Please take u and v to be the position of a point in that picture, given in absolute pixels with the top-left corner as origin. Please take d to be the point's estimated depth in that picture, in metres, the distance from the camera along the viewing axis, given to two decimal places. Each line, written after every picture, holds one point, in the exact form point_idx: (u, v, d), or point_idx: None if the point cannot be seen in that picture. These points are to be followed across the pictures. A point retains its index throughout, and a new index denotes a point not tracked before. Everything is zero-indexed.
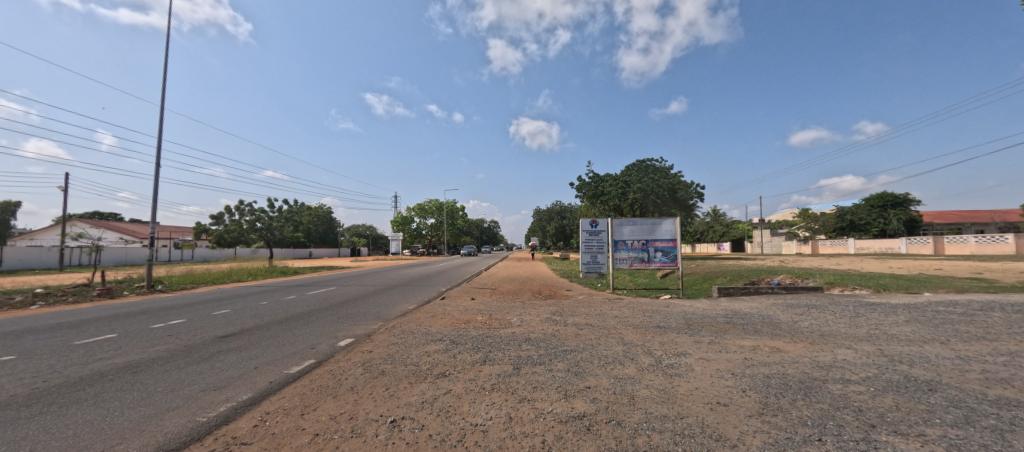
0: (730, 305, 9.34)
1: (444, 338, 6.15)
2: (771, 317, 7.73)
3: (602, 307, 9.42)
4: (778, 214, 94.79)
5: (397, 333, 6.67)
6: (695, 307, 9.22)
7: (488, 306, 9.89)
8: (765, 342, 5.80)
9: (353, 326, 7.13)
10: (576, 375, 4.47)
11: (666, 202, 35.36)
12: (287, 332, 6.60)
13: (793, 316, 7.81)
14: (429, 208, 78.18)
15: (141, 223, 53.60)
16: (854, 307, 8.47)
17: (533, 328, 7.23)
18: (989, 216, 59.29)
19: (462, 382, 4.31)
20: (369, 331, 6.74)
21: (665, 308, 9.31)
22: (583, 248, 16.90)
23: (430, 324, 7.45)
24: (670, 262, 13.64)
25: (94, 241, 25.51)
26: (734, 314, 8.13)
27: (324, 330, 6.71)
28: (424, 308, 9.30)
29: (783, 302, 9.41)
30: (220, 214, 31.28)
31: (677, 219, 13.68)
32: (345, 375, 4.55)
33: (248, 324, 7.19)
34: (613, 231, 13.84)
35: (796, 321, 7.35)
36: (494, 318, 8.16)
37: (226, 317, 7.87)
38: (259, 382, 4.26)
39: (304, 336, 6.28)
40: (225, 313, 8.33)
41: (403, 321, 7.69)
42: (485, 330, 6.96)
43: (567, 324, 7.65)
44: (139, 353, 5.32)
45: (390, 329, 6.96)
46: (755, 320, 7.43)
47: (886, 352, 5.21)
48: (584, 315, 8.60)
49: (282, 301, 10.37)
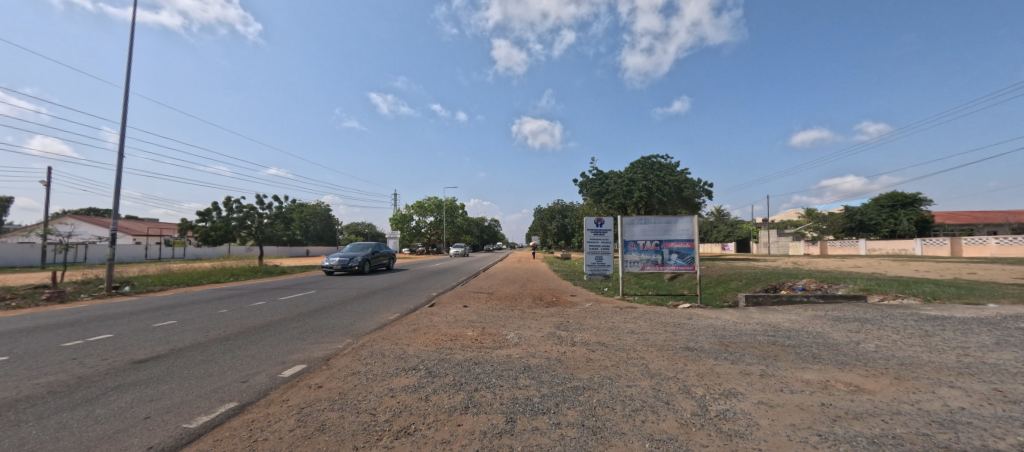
0: (764, 317, 7.98)
1: (419, 366, 4.78)
2: (823, 336, 6.33)
3: (614, 319, 8.12)
4: (782, 215, 93.38)
5: (364, 356, 5.33)
6: (723, 319, 7.86)
7: (481, 316, 8.50)
8: (835, 377, 4.45)
9: (312, 346, 5.80)
10: (596, 437, 3.12)
11: (672, 201, 34.07)
12: (227, 354, 5.30)
13: (847, 334, 6.43)
14: (429, 205, 77.13)
15: (137, 222, 52.53)
16: (914, 322, 7.14)
17: (533, 350, 5.82)
18: (1004, 216, 57.69)
19: (431, 448, 2.96)
20: (327, 354, 5.41)
21: (688, 320, 7.92)
22: (588, 249, 15.55)
23: (408, 343, 6.11)
24: (686, 265, 12.24)
25: (64, 237, 23.96)
26: (775, 330, 6.75)
27: (273, 352, 5.40)
28: (405, 320, 7.93)
29: (826, 315, 8.03)
30: (209, 210, 30.13)
31: (694, 217, 12.27)
32: (265, 434, 3.18)
33: (184, 343, 5.85)
34: (623, 230, 12.50)
35: (858, 342, 5.96)
36: (486, 336, 6.73)
37: (165, 331, 6.57)
38: (129, 449, 2.90)
39: (246, 360, 5.04)
40: (170, 324, 7.10)
41: (376, 338, 6.35)
42: (475, 352, 5.60)
43: (574, 343, 6.24)
44: (8, 389, 3.99)
45: (355, 351, 5.56)
46: (806, 340, 6.03)
47: (1012, 396, 3.85)
48: (594, 330, 7.22)
49: (247, 307, 9.13)
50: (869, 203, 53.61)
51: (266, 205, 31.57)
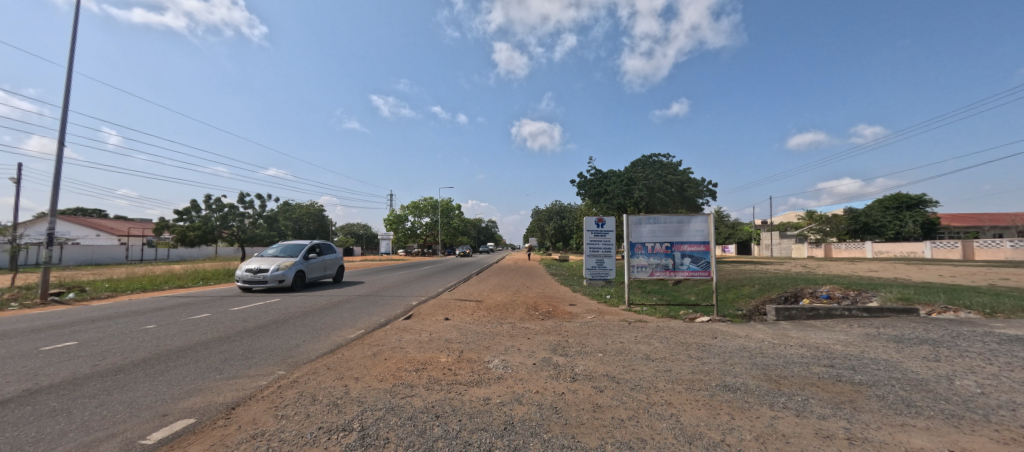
0: (806, 336, 6.60)
1: (351, 425, 3.28)
2: (897, 366, 4.90)
3: (621, 338, 6.71)
4: (783, 217, 92.36)
5: (283, 403, 3.81)
6: (755, 339, 6.43)
7: (462, 334, 7.02)
8: (961, 446, 3.03)
9: (223, 384, 4.33)
10: None
11: (675, 201, 32.46)
12: (95, 400, 3.83)
13: (925, 363, 5.01)
14: (425, 206, 75.77)
15: (121, 222, 50.68)
16: (997, 346, 5.72)
17: (520, 390, 4.31)
18: (1011, 218, 56.40)
19: None
20: (237, 399, 3.93)
21: (712, 340, 6.50)
22: (588, 251, 14.20)
23: (357, 378, 4.61)
24: (701, 271, 10.77)
25: (18, 239, 22.02)
26: (830, 356, 5.32)
27: (161, 397, 3.93)
28: (367, 341, 6.46)
29: (880, 334, 6.62)
30: (186, 209, 28.54)
31: (710, 216, 10.74)
32: None
33: (54, 378, 4.38)
34: (630, 231, 11.10)
35: (954, 378, 4.49)
36: (461, 364, 5.27)
37: (47, 358, 5.09)
38: None
39: (115, 411, 3.60)
40: (66, 347, 5.65)
41: (316, 370, 4.84)
42: (440, 395, 4.09)
43: (577, 378, 4.75)
44: None
45: (278, 392, 4.10)
46: (881, 374, 4.59)
47: None
48: (599, 355, 5.76)
49: (183, 322, 7.62)
50: (874, 204, 52.31)
51: (248, 204, 29.92)
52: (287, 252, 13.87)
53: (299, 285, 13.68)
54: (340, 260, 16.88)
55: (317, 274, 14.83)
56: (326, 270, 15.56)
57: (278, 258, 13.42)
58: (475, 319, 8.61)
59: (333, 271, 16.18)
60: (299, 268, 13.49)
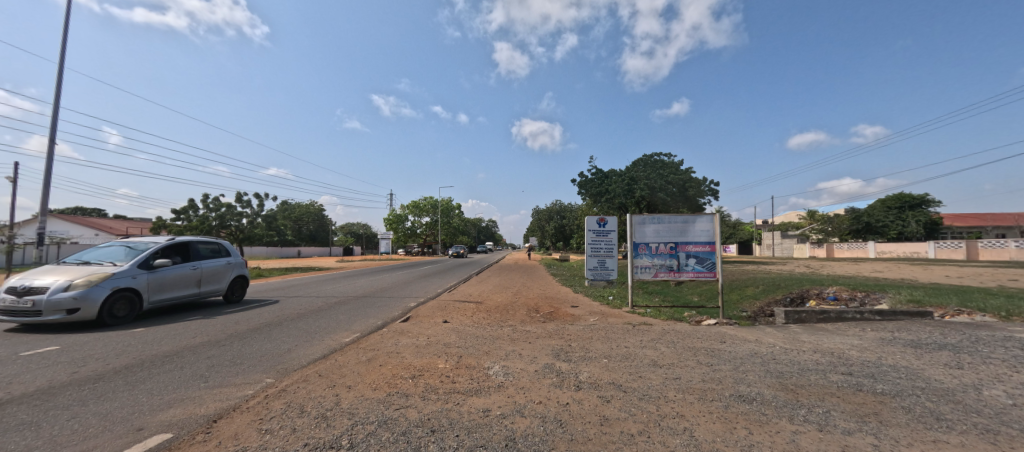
0: (818, 341, 6.36)
1: (339, 442, 3.02)
2: (920, 374, 4.65)
3: (626, 343, 6.46)
4: (784, 217, 92.05)
5: (267, 417, 3.55)
6: (766, 344, 6.18)
7: (460, 337, 6.77)
8: None
9: (205, 394, 4.06)
10: None
11: (676, 201, 32.21)
12: (67, 412, 3.58)
13: (948, 371, 4.75)
14: (425, 205, 75.52)
15: (119, 222, 50.39)
16: (1019, 352, 5.46)
17: (521, 400, 4.06)
18: (1014, 218, 56.11)
19: None
20: (219, 411, 3.67)
21: (721, 345, 6.25)
22: (589, 251, 13.97)
23: (349, 387, 4.35)
24: (706, 272, 10.51)
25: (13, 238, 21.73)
26: (846, 363, 5.08)
27: (138, 409, 3.67)
28: (362, 345, 6.21)
29: (895, 338, 6.38)
30: (183, 208, 28.26)
31: (716, 216, 10.49)
32: None
33: (25, 388, 4.11)
34: (633, 231, 10.85)
35: (982, 388, 4.23)
36: (460, 371, 5.02)
37: (21, 365, 4.82)
38: None
39: (88, 425, 3.35)
40: (46, 352, 5.39)
41: (306, 379, 4.58)
42: (436, 407, 3.82)
43: (581, 386, 4.49)
44: None
45: (264, 403, 3.85)
46: (904, 383, 4.33)
47: None
48: (604, 361, 5.51)
49: (172, 325, 7.34)
50: (876, 204, 52.01)
51: (246, 203, 29.64)
52: (115, 257, 8.23)
53: (127, 315, 7.95)
54: (240, 269, 11.17)
55: (175, 293, 9.04)
56: (205, 282, 9.86)
57: (86, 268, 7.74)
58: (474, 322, 8.36)
59: (221, 284, 10.43)
60: (122, 284, 7.78)
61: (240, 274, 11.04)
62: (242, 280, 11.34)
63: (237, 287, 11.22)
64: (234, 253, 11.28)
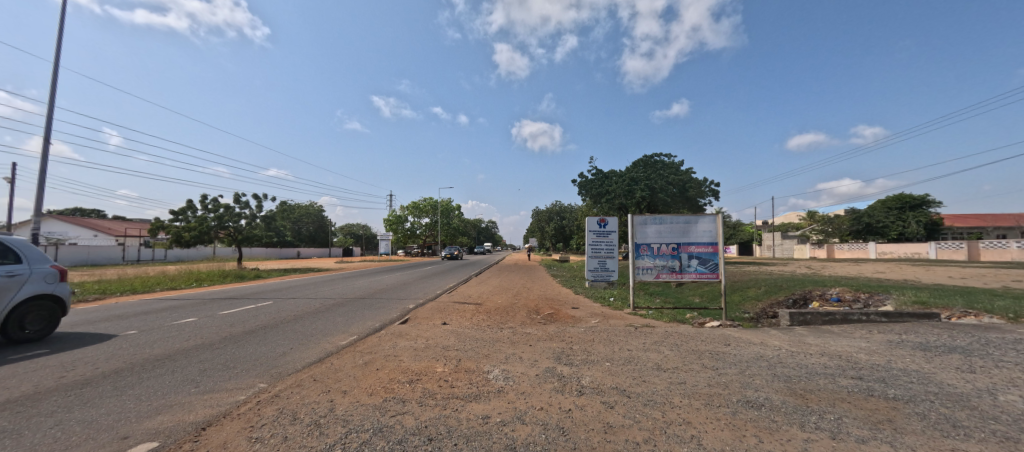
0: (824, 343, 6.23)
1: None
2: (931, 379, 4.52)
3: (628, 345, 6.33)
4: (784, 218, 91.91)
5: (257, 424, 3.41)
6: (772, 346, 6.04)
7: (460, 340, 6.64)
8: None
9: (195, 400, 3.94)
10: None
11: (676, 201, 32.11)
12: (52, 418, 3.46)
13: (961, 375, 4.62)
14: (424, 206, 75.43)
15: (118, 222, 50.33)
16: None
17: (522, 406, 3.92)
18: (1014, 219, 55.97)
19: None
20: (209, 418, 3.54)
21: (725, 347, 6.12)
22: (590, 252, 13.85)
23: (344, 392, 4.22)
24: (709, 273, 10.38)
25: None
26: (856, 367, 4.94)
27: (125, 415, 3.54)
28: (360, 348, 6.09)
29: (903, 341, 6.25)
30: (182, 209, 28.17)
31: (718, 216, 10.38)
32: None
33: (12, 393, 4.00)
34: (635, 231, 10.72)
35: (997, 393, 4.10)
36: (459, 375, 4.89)
37: (12, 369, 4.72)
38: None
39: (73, 432, 3.23)
40: (37, 355, 5.29)
41: (301, 383, 4.45)
42: (433, 414, 3.69)
43: (584, 391, 4.36)
44: None
45: (256, 409, 3.72)
46: (916, 388, 4.20)
47: None
48: (607, 364, 5.38)
49: (168, 327, 7.25)
50: (877, 204, 51.88)
51: (244, 204, 29.53)
52: None
53: None
54: (43, 284, 6.59)
55: None
56: None
57: None
58: (473, 323, 8.26)
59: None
60: None
61: (47, 291, 6.59)
62: (50, 306, 6.73)
63: (33, 318, 6.46)
64: (40, 260, 6.70)
